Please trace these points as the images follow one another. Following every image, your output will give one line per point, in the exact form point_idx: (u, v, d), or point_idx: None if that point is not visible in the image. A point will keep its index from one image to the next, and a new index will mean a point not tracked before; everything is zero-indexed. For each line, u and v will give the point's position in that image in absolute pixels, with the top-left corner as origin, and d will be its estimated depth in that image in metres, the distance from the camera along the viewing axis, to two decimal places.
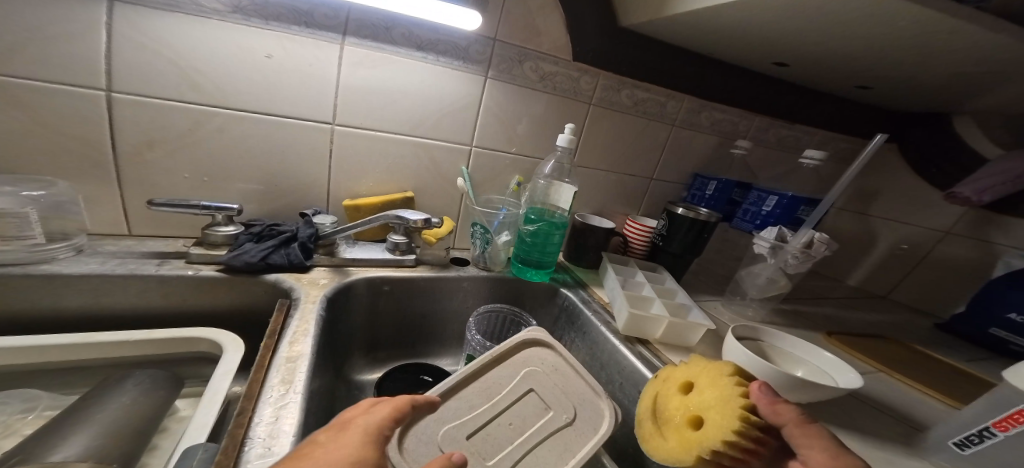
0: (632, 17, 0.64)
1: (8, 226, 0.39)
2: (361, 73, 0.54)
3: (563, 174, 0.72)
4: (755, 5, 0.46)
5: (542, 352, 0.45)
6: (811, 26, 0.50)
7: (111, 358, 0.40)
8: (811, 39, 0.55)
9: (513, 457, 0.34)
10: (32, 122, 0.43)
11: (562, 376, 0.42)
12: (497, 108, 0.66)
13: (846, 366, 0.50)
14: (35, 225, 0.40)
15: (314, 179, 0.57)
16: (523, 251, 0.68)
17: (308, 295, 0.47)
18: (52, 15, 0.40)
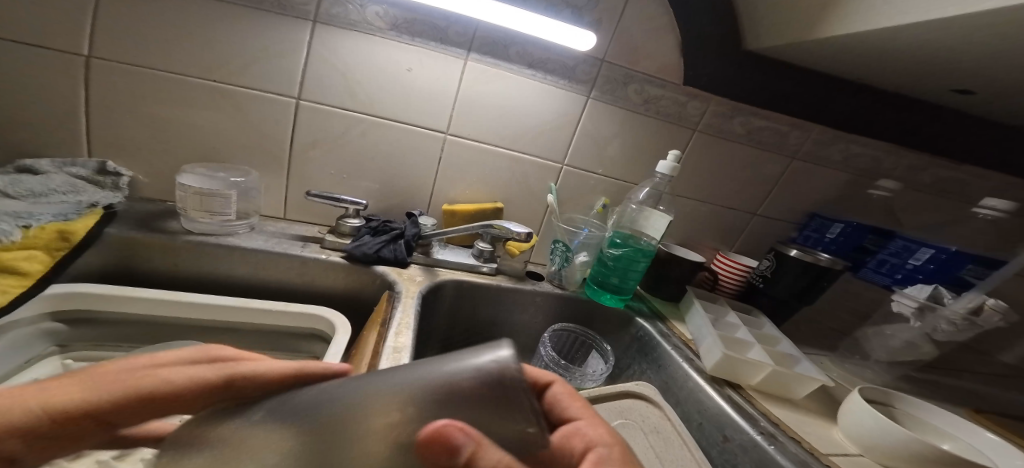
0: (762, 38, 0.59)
1: (215, 203, 0.49)
2: (477, 89, 0.59)
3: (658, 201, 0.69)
4: (940, 29, 0.39)
5: (645, 408, 0.45)
6: (1022, 50, 0.41)
7: (253, 324, 0.49)
8: (1017, 65, 0.45)
9: None
10: (227, 123, 0.54)
11: (663, 440, 0.41)
12: (596, 129, 0.66)
13: None
14: (232, 204, 0.50)
15: (421, 184, 0.63)
16: (603, 274, 0.67)
17: (408, 290, 0.52)
18: (256, 38, 0.51)
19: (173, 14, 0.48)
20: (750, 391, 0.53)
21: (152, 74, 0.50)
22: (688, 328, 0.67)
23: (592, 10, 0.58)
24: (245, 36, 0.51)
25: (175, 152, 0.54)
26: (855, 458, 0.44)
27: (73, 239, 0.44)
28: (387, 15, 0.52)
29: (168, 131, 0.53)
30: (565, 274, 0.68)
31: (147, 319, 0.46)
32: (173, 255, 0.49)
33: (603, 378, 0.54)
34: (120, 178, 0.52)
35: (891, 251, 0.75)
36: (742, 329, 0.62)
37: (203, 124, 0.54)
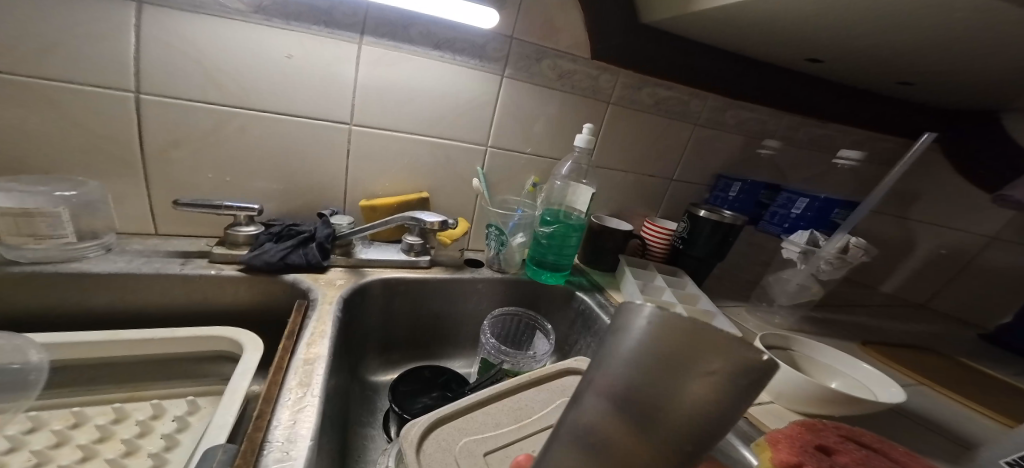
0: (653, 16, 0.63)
1: (41, 225, 0.40)
2: (378, 72, 0.54)
3: (580, 174, 0.70)
4: None
5: None
6: (851, 19, 0.47)
7: (138, 355, 0.41)
8: (848, 32, 0.52)
9: None
10: (63, 122, 0.44)
11: None
12: (514, 107, 0.65)
13: (889, 380, 0.48)
14: (66, 225, 0.41)
15: (333, 179, 0.58)
16: (539, 252, 0.67)
17: (326, 296, 0.47)
18: (83, 17, 0.42)
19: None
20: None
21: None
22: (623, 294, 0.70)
23: None
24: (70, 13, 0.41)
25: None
26: (766, 406, 0.49)
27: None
28: None
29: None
30: (502, 258, 0.67)
31: None
32: (9, 291, 0.40)
33: (548, 356, 0.54)
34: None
35: (779, 204, 0.87)
36: (668, 291, 0.67)
37: (32, 129, 0.44)
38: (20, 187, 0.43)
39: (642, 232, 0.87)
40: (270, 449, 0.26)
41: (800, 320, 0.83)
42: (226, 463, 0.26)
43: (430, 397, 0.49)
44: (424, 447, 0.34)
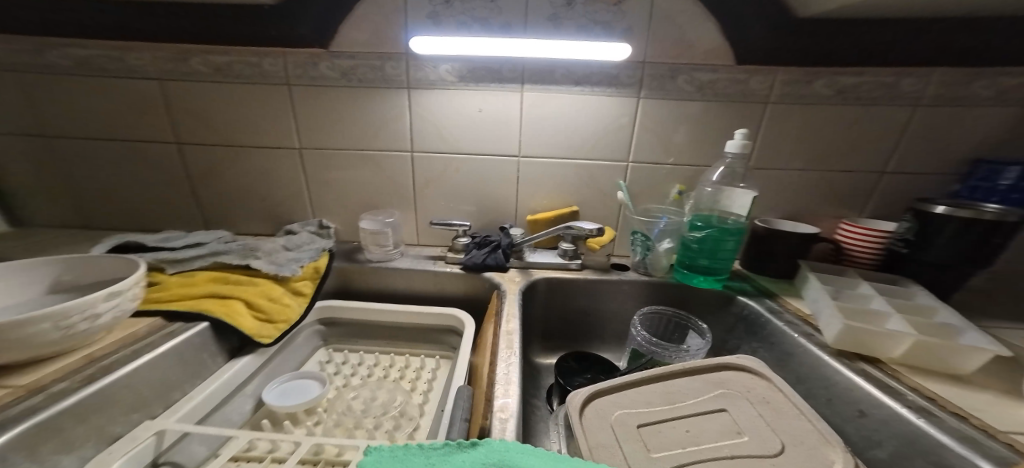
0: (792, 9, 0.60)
1: (382, 237, 0.70)
2: (537, 112, 0.69)
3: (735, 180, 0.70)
4: None
5: (751, 380, 0.45)
6: None
7: (408, 324, 0.65)
8: None
9: (681, 459, 0.35)
10: (362, 177, 0.71)
11: (772, 408, 0.41)
12: (654, 121, 0.70)
13: None
14: (391, 237, 0.71)
15: (506, 201, 0.76)
16: (688, 255, 0.68)
17: (510, 288, 0.63)
18: (380, 107, 0.66)
19: (330, 103, 0.65)
20: (895, 367, 0.47)
21: (326, 151, 0.69)
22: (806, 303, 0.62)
23: (618, 21, 0.63)
24: (364, 109, 0.66)
25: (348, 205, 0.73)
26: None
27: (322, 271, 0.63)
28: (454, 70, 0.64)
29: (343, 189, 0.72)
30: (648, 261, 0.71)
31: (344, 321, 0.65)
32: (350, 276, 0.69)
33: (703, 351, 0.55)
34: (330, 229, 0.71)
35: None
36: (880, 299, 0.56)
37: (349, 181, 0.71)
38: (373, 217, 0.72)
39: (837, 235, 0.77)
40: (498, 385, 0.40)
41: None
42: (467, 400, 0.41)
43: (584, 378, 0.56)
44: (585, 414, 0.41)
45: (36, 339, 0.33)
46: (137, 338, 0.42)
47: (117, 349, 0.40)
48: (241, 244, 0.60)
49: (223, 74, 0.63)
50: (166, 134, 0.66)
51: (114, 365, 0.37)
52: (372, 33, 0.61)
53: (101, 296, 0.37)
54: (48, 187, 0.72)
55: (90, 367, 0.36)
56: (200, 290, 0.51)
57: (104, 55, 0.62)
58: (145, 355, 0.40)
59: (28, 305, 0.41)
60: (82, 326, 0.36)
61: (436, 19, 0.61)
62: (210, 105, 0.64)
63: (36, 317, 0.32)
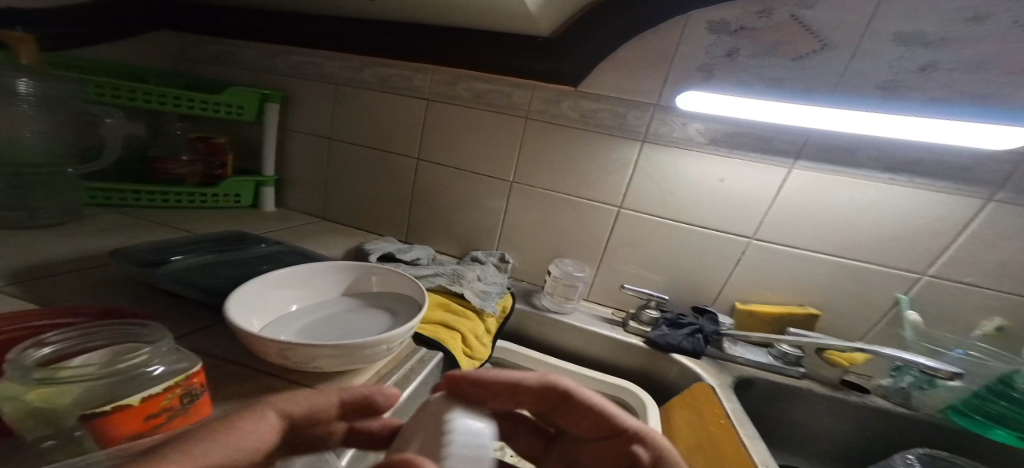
0: None
1: (568, 288, 0.66)
2: (804, 194, 0.54)
3: None
4: None
5: None
6: None
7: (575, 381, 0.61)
8: None
9: None
10: (559, 221, 0.69)
11: None
12: (993, 235, 0.49)
13: None
14: (576, 291, 0.67)
15: (714, 280, 0.63)
16: (998, 409, 0.48)
17: (720, 384, 0.54)
18: (607, 156, 0.62)
19: (561, 143, 0.65)
20: None
21: (535, 190, 0.69)
22: None
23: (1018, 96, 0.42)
24: (591, 157, 0.63)
25: (538, 242, 0.72)
26: None
27: (506, 311, 0.65)
28: (708, 130, 0.56)
29: (535, 225, 0.71)
30: (913, 394, 0.54)
31: (504, 362, 0.64)
32: (527, 322, 0.68)
33: None
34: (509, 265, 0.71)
35: None
36: None
37: (546, 220, 0.70)
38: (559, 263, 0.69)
39: None
40: None
41: None
42: None
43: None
44: None
45: (370, 356, 0.38)
46: (402, 358, 0.45)
47: (394, 368, 0.42)
48: (450, 269, 0.67)
49: (476, 102, 0.69)
50: (415, 149, 0.76)
51: (397, 389, 0.40)
52: (630, 78, 0.58)
53: (411, 327, 0.40)
54: (308, 179, 0.88)
55: (382, 385, 0.39)
56: (436, 315, 0.56)
57: (399, 75, 0.74)
58: (412, 380, 0.42)
59: (338, 300, 0.53)
60: (393, 349, 0.40)
61: (709, 72, 0.53)
62: (457, 130, 0.72)
63: (380, 339, 0.37)
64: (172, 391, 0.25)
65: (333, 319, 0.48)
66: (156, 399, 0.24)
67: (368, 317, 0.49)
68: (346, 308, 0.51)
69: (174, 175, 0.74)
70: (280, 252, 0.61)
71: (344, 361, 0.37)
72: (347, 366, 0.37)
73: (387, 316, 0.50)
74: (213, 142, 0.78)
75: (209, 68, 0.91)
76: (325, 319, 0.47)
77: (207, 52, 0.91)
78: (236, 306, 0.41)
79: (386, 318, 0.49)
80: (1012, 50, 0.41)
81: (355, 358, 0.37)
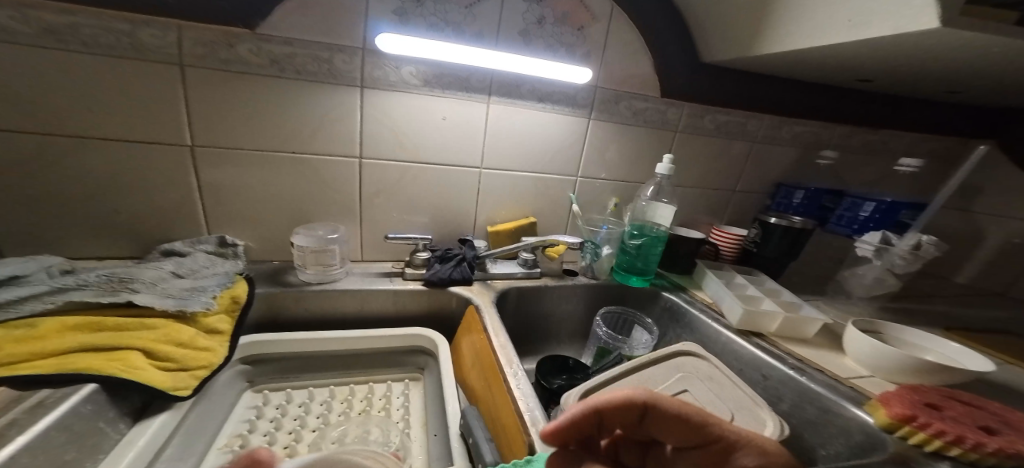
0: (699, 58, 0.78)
1: (325, 256, 0.57)
2: (501, 124, 0.70)
3: (661, 195, 0.85)
4: (843, 54, 0.55)
5: (693, 360, 0.54)
6: (885, 61, 0.57)
7: (369, 348, 0.55)
8: (887, 69, 0.63)
9: None
10: (293, 186, 0.60)
11: (717, 383, 0.50)
12: (600, 141, 0.80)
13: (974, 354, 0.54)
14: (336, 256, 0.59)
15: (465, 211, 0.73)
16: (626, 261, 0.81)
17: (482, 302, 0.63)
18: (328, 102, 0.58)
19: (264, 91, 0.54)
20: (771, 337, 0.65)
21: (245, 153, 0.56)
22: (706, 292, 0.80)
23: (582, 46, 0.70)
24: (309, 105, 0.57)
25: (276, 216, 0.60)
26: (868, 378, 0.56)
27: (241, 300, 0.48)
28: (419, 72, 0.61)
29: (263, 196, 0.59)
30: (594, 266, 0.82)
31: (275, 356, 0.50)
32: (287, 303, 0.56)
33: (650, 344, 0.69)
34: (237, 246, 0.55)
35: (845, 208, 0.93)
36: (751, 287, 0.75)
37: (276, 188, 0.59)
38: (306, 232, 0.60)
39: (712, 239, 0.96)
40: (523, 397, 0.41)
41: (882, 309, 0.87)
42: (484, 427, 0.41)
43: (562, 379, 0.62)
44: (578, 413, 0.42)
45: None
46: None
47: None
48: (99, 273, 0.42)
49: (84, 45, 0.47)
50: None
51: None
52: (326, 14, 0.54)
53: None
54: None
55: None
56: (59, 342, 0.36)
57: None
58: (14, 442, 0.27)
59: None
60: None
61: (403, 14, 0.58)
62: (67, 84, 0.47)
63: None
64: None
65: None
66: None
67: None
68: None
69: None
70: None
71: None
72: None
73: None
74: None
75: None
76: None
77: None
78: None
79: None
80: (573, 9, 0.67)
81: None
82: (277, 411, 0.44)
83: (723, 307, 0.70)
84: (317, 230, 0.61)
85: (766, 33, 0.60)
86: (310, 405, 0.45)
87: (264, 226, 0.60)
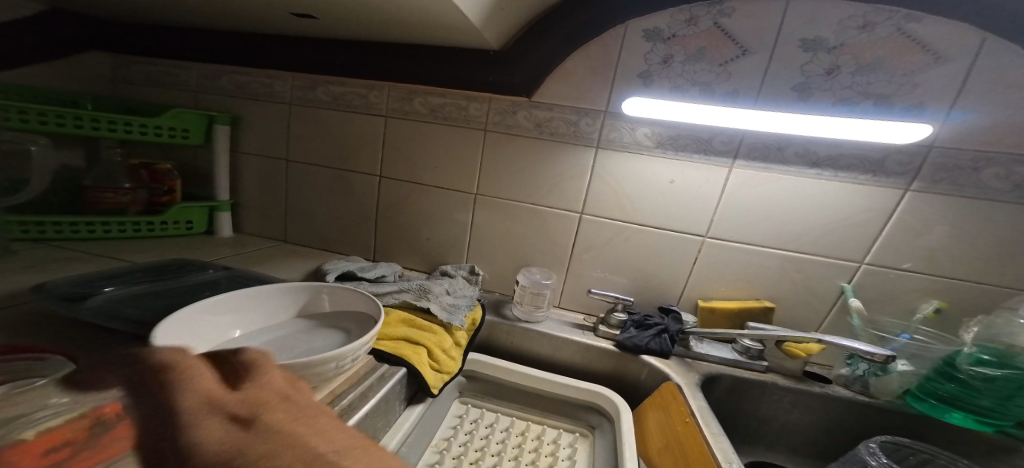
0: None
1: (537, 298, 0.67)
2: (748, 190, 0.58)
3: None
4: None
5: None
6: None
7: (547, 392, 0.61)
8: None
9: None
10: (525, 230, 0.70)
11: None
12: (914, 223, 0.54)
13: None
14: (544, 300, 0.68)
15: (678, 278, 0.66)
16: (945, 389, 0.52)
17: (688, 383, 0.56)
18: (566, 163, 0.65)
19: (519, 153, 0.67)
20: None
21: (498, 200, 0.70)
22: None
23: (903, 97, 0.50)
24: (550, 164, 0.66)
25: (505, 253, 0.73)
26: None
27: (476, 323, 0.64)
28: (654, 134, 0.59)
29: (500, 233, 0.72)
30: (871, 381, 0.56)
31: (478, 374, 0.63)
32: (497, 334, 0.68)
33: None
34: (478, 277, 0.71)
35: None
36: None
37: (515, 228, 0.71)
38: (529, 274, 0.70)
39: None
40: None
41: None
42: None
43: None
44: None
45: (318, 375, 0.38)
46: (358, 377, 0.46)
47: (349, 387, 0.44)
48: (416, 283, 0.65)
49: (430, 123, 0.70)
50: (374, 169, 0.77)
51: (350, 408, 0.41)
52: (578, 86, 0.61)
53: (362, 342, 0.41)
54: (261, 202, 0.85)
55: (336, 404, 0.40)
56: (396, 330, 0.55)
57: (351, 93, 0.74)
58: (370, 399, 0.43)
59: (291, 321, 0.52)
60: (344, 366, 0.40)
61: (648, 78, 0.57)
62: (415, 145, 0.72)
63: (327, 358, 0.37)
64: (89, 422, 0.24)
65: (281, 341, 0.47)
66: (53, 434, 0.22)
67: (320, 337, 0.49)
68: (300, 329, 0.50)
69: (113, 205, 0.68)
70: (228, 278, 0.58)
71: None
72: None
73: (340, 335, 0.49)
74: (156, 169, 0.73)
75: (143, 90, 0.86)
76: (273, 342, 0.47)
77: (143, 73, 0.86)
78: (172, 331, 0.39)
79: (334, 336, 0.49)
80: (891, 54, 0.49)
81: (301, 378, 0.37)
82: (471, 426, 0.54)
83: None
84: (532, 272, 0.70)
85: None
86: (491, 431, 0.53)
87: (495, 258, 0.74)
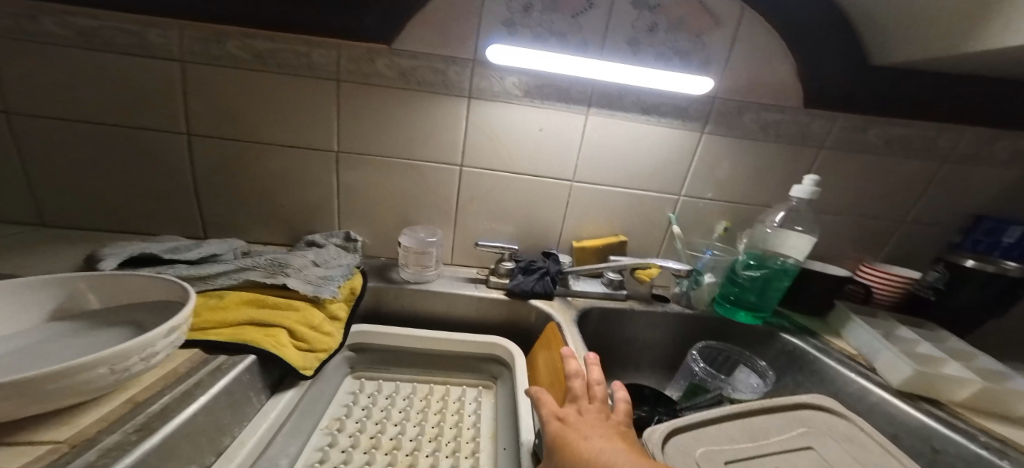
0: (871, 53, 0.63)
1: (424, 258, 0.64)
2: (602, 135, 0.66)
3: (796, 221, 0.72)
4: None
5: (824, 415, 0.44)
6: None
7: (444, 354, 0.59)
8: None
9: None
10: (403, 190, 0.66)
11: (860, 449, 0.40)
12: (712, 158, 0.71)
13: None
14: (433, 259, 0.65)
15: (555, 223, 0.72)
16: (732, 292, 0.71)
17: (564, 319, 0.62)
18: (438, 115, 0.62)
19: (385, 105, 0.61)
20: (954, 407, 0.53)
21: (366, 159, 0.64)
22: (849, 341, 0.67)
23: (699, 56, 0.63)
24: (421, 117, 0.62)
25: (384, 216, 0.67)
26: None
27: (356, 292, 0.57)
28: (522, 84, 0.62)
29: (374, 196, 0.66)
30: (692, 294, 0.73)
31: (373, 348, 0.58)
32: (387, 297, 0.63)
33: (762, 390, 0.59)
34: (356, 242, 0.64)
35: None
36: (925, 344, 0.61)
37: (392, 189, 0.66)
38: (412, 235, 0.66)
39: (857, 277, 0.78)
40: None
41: None
42: None
43: (642, 410, 0.57)
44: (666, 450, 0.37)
45: (90, 385, 0.28)
46: (177, 376, 0.36)
47: (161, 391, 0.34)
48: (266, 258, 0.54)
49: (265, 69, 0.58)
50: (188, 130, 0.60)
51: (167, 411, 0.31)
52: (445, 33, 0.59)
53: (161, 333, 0.31)
54: (5, 185, 0.60)
55: (136, 414, 0.30)
56: (236, 315, 0.45)
57: (127, 31, 0.54)
58: (199, 397, 0.34)
59: (39, 326, 0.37)
60: (134, 368, 0.30)
61: (513, 26, 0.59)
62: (245, 98, 0.59)
63: (98, 360, 0.27)
64: None
65: (26, 354, 0.33)
66: None
67: (91, 340, 0.36)
68: (63, 335, 0.36)
69: None
70: None
71: (34, 402, 0.26)
72: (50, 406, 0.27)
73: (127, 333, 0.37)
74: None
75: None
76: (8, 357, 0.32)
77: None
78: None
79: (128, 334, 0.37)
80: (692, 15, 0.61)
81: (52, 395, 0.26)
82: (369, 400, 0.49)
83: (874, 362, 0.59)
84: (418, 231, 0.67)
85: (984, 18, 0.45)
86: (394, 399, 0.49)
87: (375, 223, 0.68)
